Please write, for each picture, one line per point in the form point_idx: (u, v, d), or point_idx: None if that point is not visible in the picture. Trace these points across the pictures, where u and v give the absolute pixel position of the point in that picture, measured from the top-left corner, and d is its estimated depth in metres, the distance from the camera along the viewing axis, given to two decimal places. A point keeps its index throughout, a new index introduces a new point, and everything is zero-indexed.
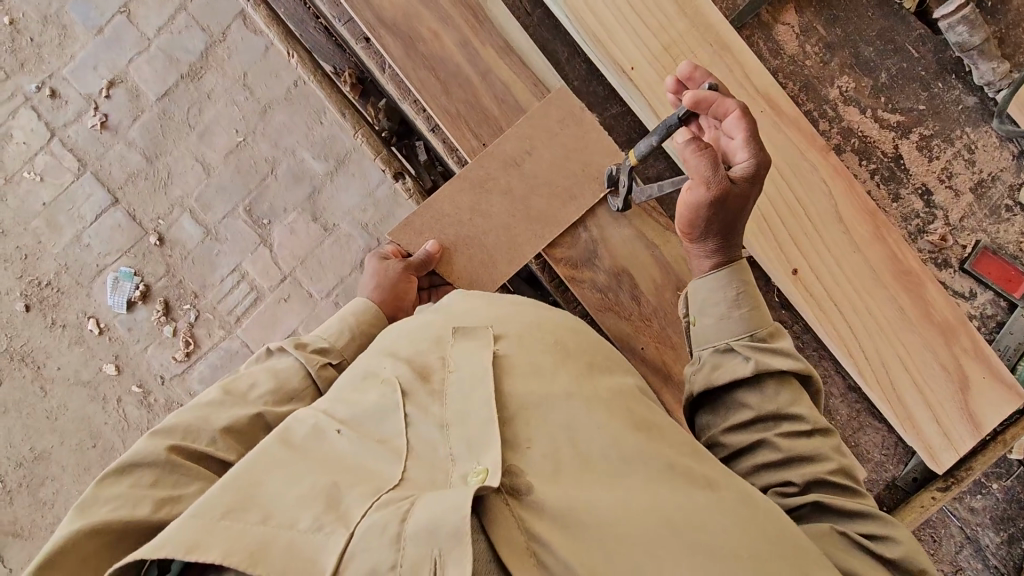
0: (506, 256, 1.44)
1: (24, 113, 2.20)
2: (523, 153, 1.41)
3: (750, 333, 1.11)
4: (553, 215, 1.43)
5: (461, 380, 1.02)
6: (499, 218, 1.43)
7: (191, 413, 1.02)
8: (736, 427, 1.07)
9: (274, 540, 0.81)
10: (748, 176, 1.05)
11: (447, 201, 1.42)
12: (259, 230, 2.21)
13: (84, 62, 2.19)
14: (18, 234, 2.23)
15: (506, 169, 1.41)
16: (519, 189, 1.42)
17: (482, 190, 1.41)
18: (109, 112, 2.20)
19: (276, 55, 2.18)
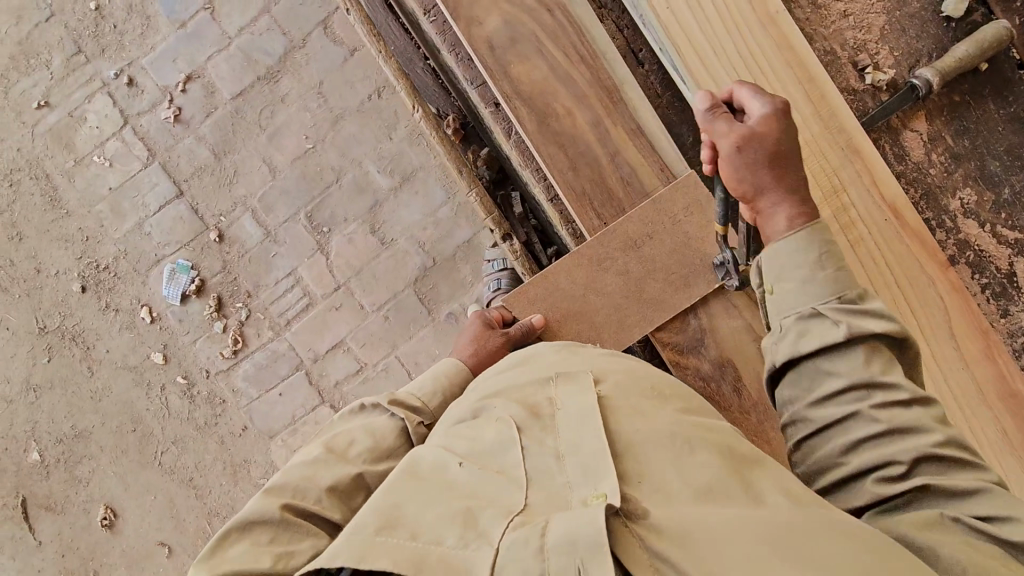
0: (612, 336, 1.42)
1: (101, 98, 2.23)
2: (643, 234, 1.39)
3: (838, 295, 0.94)
4: (665, 299, 1.40)
5: (569, 416, 0.96)
6: (610, 296, 1.42)
7: (297, 472, 0.99)
8: (825, 398, 0.92)
9: (424, 559, 0.78)
10: (772, 112, 0.97)
11: (562, 275, 1.43)
12: (317, 236, 2.23)
13: (163, 54, 2.22)
14: (81, 216, 2.26)
15: (623, 249, 1.39)
16: (634, 270, 1.40)
17: (599, 267, 1.41)
18: (183, 105, 2.22)
19: (354, 66, 2.19)
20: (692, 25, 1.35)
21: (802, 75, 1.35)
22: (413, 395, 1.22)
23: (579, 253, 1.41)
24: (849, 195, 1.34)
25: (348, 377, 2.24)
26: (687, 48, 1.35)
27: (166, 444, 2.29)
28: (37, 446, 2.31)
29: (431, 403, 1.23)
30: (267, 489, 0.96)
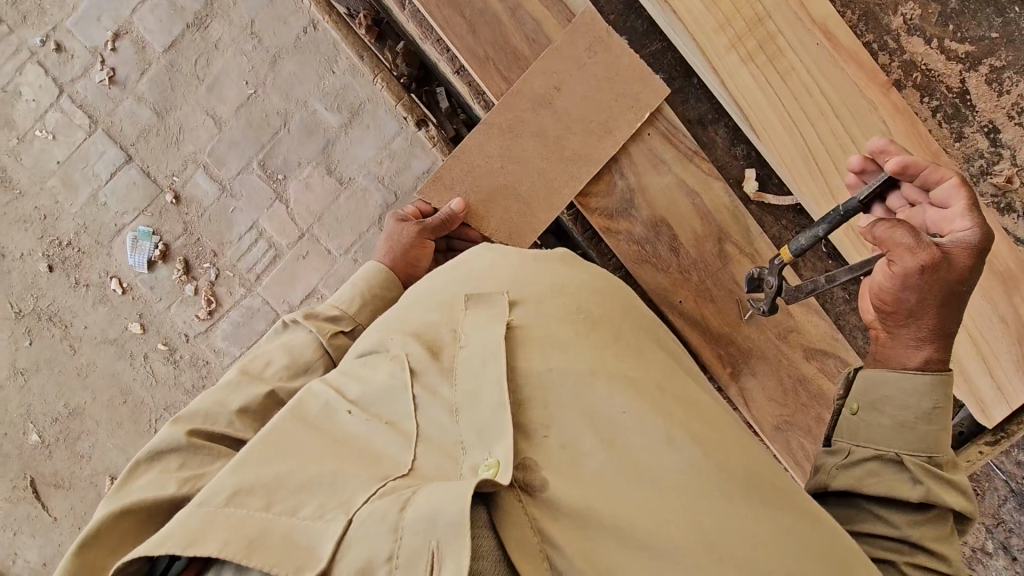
0: (541, 197, 1.50)
1: (31, 68, 2.15)
2: (551, 90, 1.46)
3: (927, 453, 1.01)
4: (586, 150, 1.48)
5: (473, 357, 0.95)
6: (530, 161, 1.49)
7: (210, 398, 1.13)
8: (864, 535, 1.00)
9: (273, 526, 0.82)
10: (973, 245, 1.00)
11: (478, 151, 1.49)
12: (274, 185, 2.17)
13: (86, 12, 2.11)
14: (36, 194, 2.22)
15: (536, 110, 1.47)
16: (551, 129, 1.47)
17: (512, 134, 1.48)
18: (116, 65, 2.13)
19: (284, 0, 2.08)
20: None
21: None
22: (334, 306, 1.35)
23: (494, 121, 1.48)
24: (775, 22, 1.35)
25: None
26: None
27: (158, 412, 2.31)
28: (36, 428, 2.34)
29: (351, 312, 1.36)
30: (175, 419, 1.09)
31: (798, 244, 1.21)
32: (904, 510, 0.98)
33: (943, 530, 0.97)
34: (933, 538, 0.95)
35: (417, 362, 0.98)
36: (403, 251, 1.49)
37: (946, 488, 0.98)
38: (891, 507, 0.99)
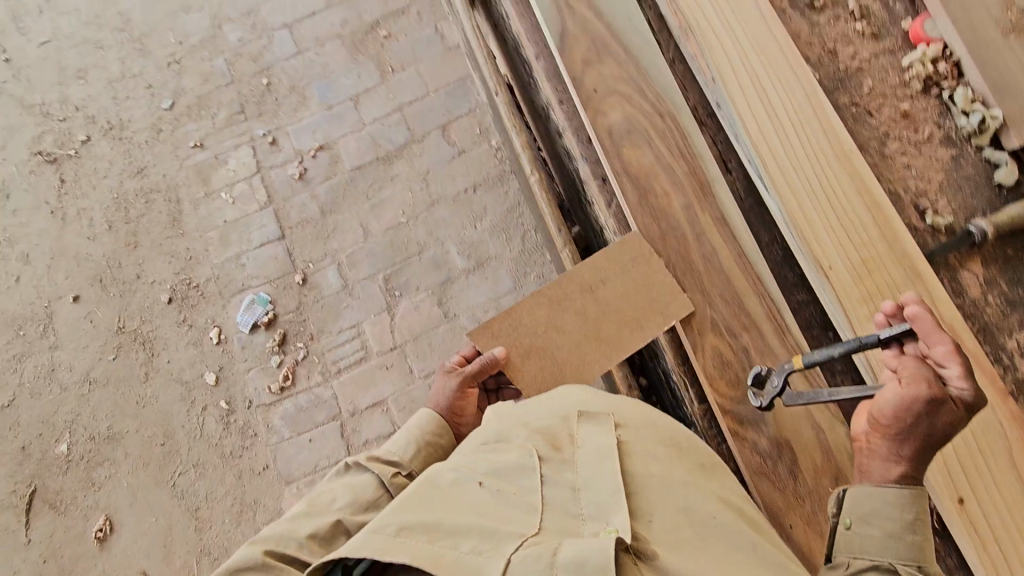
0: (572, 373, 1.19)
1: (245, 149, 2.63)
2: (596, 276, 1.20)
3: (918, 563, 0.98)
4: (627, 339, 1.17)
5: (591, 452, 1.06)
6: (564, 334, 1.21)
7: (281, 526, 1.21)
8: None
9: (442, 561, 0.90)
10: (965, 401, 0.95)
11: (517, 318, 1.22)
12: (388, 298, 2.41)
13: (307, 126, 2.65)
14: (193, 238, 2.54)
15: (577, 291, 1.20)
16: (590, 312, 1.20)
17: (556, 301, 1.21)
18: (310, 168, 2.59)
19: (459, 164, 2.54)
20: (793, 136, 1.18)
21: (869, 200, 1.15)
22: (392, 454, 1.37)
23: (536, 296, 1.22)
24: None
25: (380, 437, 2.27)
26: (774, 169, 1.16)
27: (186, 465, 2.30)
28: (69, 439, 2.35)
29: (409, 457, 1.38)
30: (252, 541, 1.18)
31: (812, 356, 1.01)
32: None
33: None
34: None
35: (542, 449, 1.06)
36: (449, 400, 1.49)
37: None
38: None
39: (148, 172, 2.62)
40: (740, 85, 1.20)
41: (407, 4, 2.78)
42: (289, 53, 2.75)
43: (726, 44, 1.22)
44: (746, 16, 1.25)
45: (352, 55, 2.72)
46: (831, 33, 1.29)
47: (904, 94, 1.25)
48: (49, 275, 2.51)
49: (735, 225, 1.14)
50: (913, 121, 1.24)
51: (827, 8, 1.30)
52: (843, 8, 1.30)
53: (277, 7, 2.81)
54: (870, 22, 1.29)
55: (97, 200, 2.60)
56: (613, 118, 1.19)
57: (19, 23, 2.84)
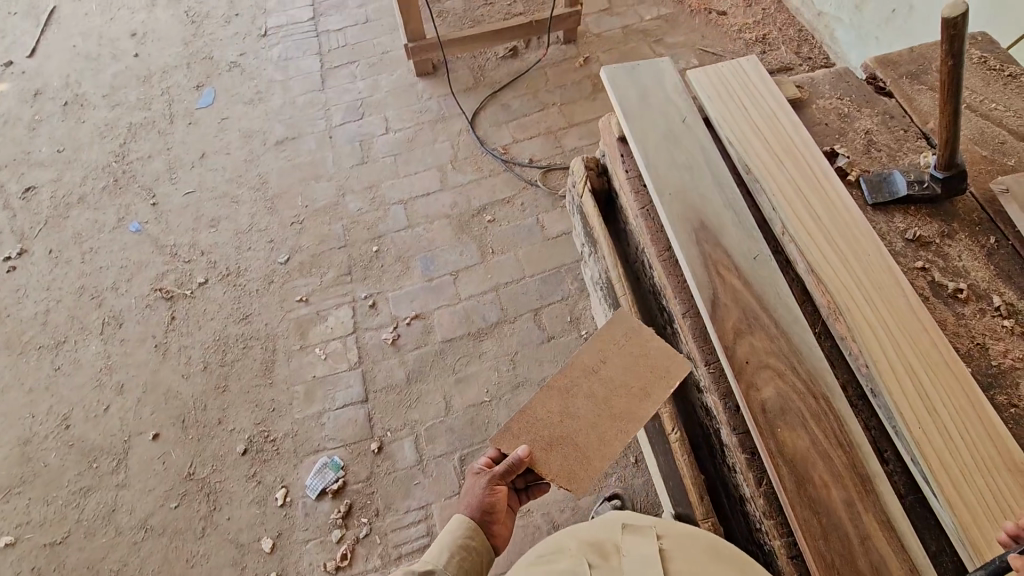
0: (597, 450, 1.30)
1: (345, 309, 2.79)
2: (597, 360, 1.38)
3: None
4: (637, 410, 1.31)
5: (635, 558, 1.19)
6: (581, 418, 1.33)
7: None
8: None
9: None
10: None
11: (531, 416, 1.35)
12: (462, 480, 2.34)
13: (407, 294, 2.80)
14: (279, 389, 2.59)
15: (583, 379, 1.36)
16: (601, 394, 1.34)
17: (567, 393, 1.36)
18: (403, 334, 2.70)
19: (547, 348, 2.60)
20: (958, 438, 1.15)
21: None
22: (426, 563, 1.40)
23: (546, 389, 1.37)
24: None
25: None
26: (942, 474, 1.12)
27: None
28: None
29: (441, 563, 1.39)
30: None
31: None
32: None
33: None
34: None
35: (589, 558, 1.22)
36: (478, 505, 1.44)
37: None
38: None
39: (252, 319, 2.77)
40: (896, 376, 1.22)
41: (512, 195, 3.07)
42: (401, 227, 3.02)
43: (878, 331, 1.27)
44: (895, 304, 1.30)
45: (457, 234, 2.98)
46: (978, 326, 1.33)
47: None
48: (137, 407, 2.57)
49: (904, 534, 1.08)
50: None
51: (971, 301, 1.36)
52: (988, 302, 1.35)
53: (397, 187, 3.16)
54: (1019, 320, 1.33)
55: (199, 339, 2.73)
56: (767, 395, 1.21)
57: (172, 174, 3.24)
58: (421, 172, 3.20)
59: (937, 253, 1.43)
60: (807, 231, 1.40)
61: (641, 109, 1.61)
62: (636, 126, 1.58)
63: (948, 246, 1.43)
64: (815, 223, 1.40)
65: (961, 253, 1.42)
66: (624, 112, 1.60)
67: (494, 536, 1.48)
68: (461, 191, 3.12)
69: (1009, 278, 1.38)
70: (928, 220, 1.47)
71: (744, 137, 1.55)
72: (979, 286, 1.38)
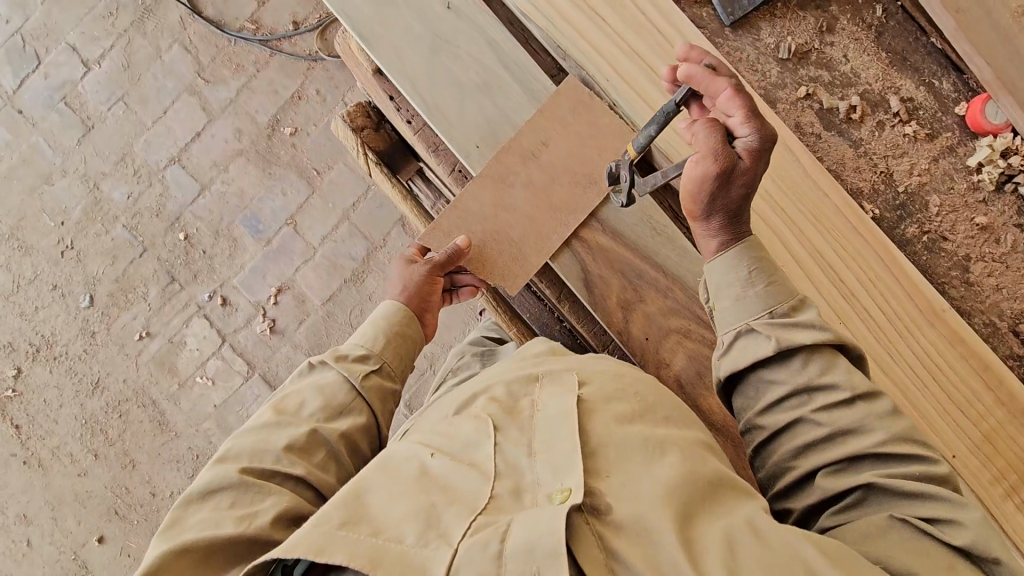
0: (534, 244, 1.03)
1: (197, 321, 2.32)
2: (537, 140, 1.02)
3: (768, 310, 0.81)
4: (579, 201, 1.02)
5: (549, 421, 0.84)
6: (518, 209, 1.03)
7: (249, 439, 0.94)
8: (810, 453, 0.76)
9: (382, 555, 0.66)
10: (757, 152, 0.76)
11: (463, 207, 1.03)
12: None
13: (253, 271, 2.31)
14: (190, 435, 2.31)
15: (521, 162, 1.02)
16: (542, 181, 1.03)
17: (502, 181, 1.02)
18: (276, 317, 2.30)
19: None
20: (876, 313, 1.03)
21: (976, 362, 1.03)
22: (359, 350, 1.09)
23: (481, 174, 1.02)
24: None
25: None
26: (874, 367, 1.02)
27: None
28: None
29: (378, 350, 1.10)
30: (220, 458, 0.90)
31: (637, 141, 0.89)
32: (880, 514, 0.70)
33: (915, 436, 0.73)
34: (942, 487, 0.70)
35: (493, 420, 0.86)
36: (413, 293, 1.16)
37: (861, 431, 0.73)
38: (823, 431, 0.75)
39: (105, 384, 2.34)
40: (800, 274, 1.03)
41: (300, 86, 2.30)
42: (193, 193, 2.32)
43: (775, 228, 1.03)
44: (787, 179, 1.04)
45: (264, 170, 2.31)
46: (879, 149, 1.09)
47: (976, 202, 1.08)
48: (59, 525, 2.33)
49: None
50: (994, 230, 1.09)
51: (867, 117, 1.09)
52: (885, 110, 1.09)
53: (152, 143, 2.32)
54: (919, 120, 1.09)
55: (66, 433, 2.34)
56: (679, 367, 1.03)
57: None
58: (171, 107, 2.31)
59: (820, 63, 1.09)
60: None
61: (379, 10, 1.01)
62: (384, 47, 1.02)
63: (830, 47, 1.09)
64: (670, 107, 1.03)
65: (845, 51, 1.09)
66: (358, 31, 1.01)
67: (428, 326, 1.23)
68: (235, 109, 2.31)
69: (904, 60, 1.09)
70: (800, 16, 1.08)
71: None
72: (873, 92, 1.09)
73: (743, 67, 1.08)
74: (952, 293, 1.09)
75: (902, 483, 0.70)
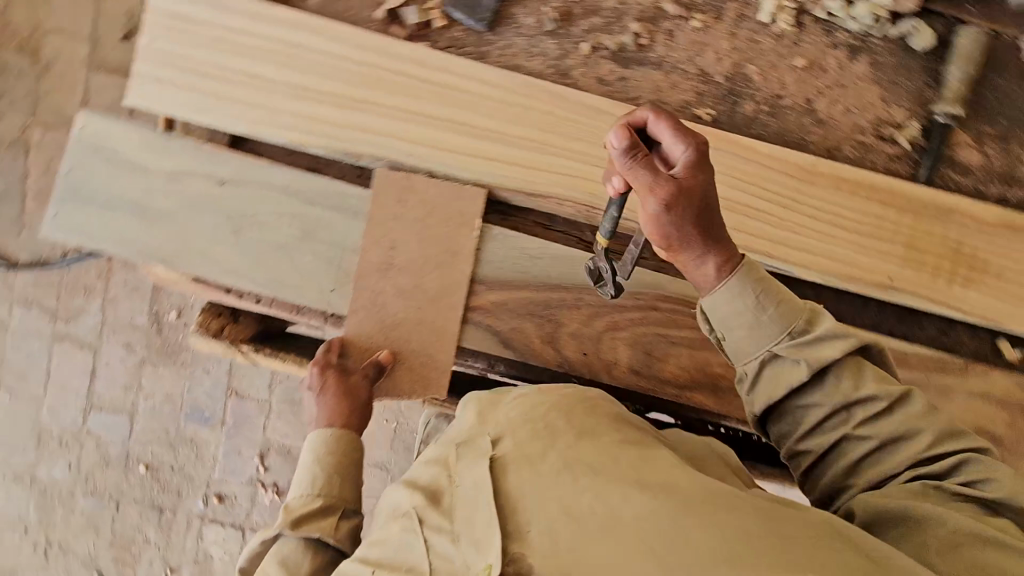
0: (436, 341, 0.97)
1: (208, 530, 2.14)
2: (384, 249, 0.96)
3: (787, 330, 0.76)
4: (454, 278, 0.98)
5: (469, 493, 0.69)
6: (402, 318, 0.97)
7: None
8: (807, 401, 0.77)
9: None
10: (693, 163, 0.66)
11: (352, 350, 0.96)
12: None
13: (227, 455, 2.15)
14: None
15: (382, 278, 0.96)
16: (411, 282, 0.97)
17: (376, 305, 0.96)
18: (276, 479, 2.13)
19: None
20: (757, 203, 1.05)
21: (862, 190, 1.06)
22: (308, 496, 0.83)
23: (350, 309, 0.96)
24: None
25: None
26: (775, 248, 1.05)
27: None
28: None
29: (339, 488, 0.84)
30: None
31: (607, 227, 0.78)
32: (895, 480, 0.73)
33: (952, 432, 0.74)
34: (903, 416, 0.74)
35: (415, 512, 0.71)
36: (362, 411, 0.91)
37: (864, 377, 0.76)
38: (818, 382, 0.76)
39: None
40: None
41: None
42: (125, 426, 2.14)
43: None
44: None
45: (176, 364, 2.13)
46: (683, 55, 1.08)
47: (790, 47, 1.10)
48: None
49: None
50: (816, 64, 1.11)
51: (656, 34, 1.07)
52: (667, 18, 1.07)
53: (56, 407, 2.13)
54: (700, 8, 1.09)
55: None
56: (625, 357, 1.03)
57: None
58: (47, 363, 2.11)
59: (588, 13, 1.06)
60: (485, 159, 0.99)
61: (162, 225, 0.95)
62: (190, 255, 0.95)
63: None
64: (481, 142, 0.98)
65: None
66: (154, 255, 0.95)
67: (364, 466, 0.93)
68: (111, 328, 2.11)
69: None
70: None
71: (304, 118, 0.97)
72: (646, 9, 1.07)
73: (524, 58, 1.05)
74: (813, 138, 1.11)
75: (936, 452, 0.73)
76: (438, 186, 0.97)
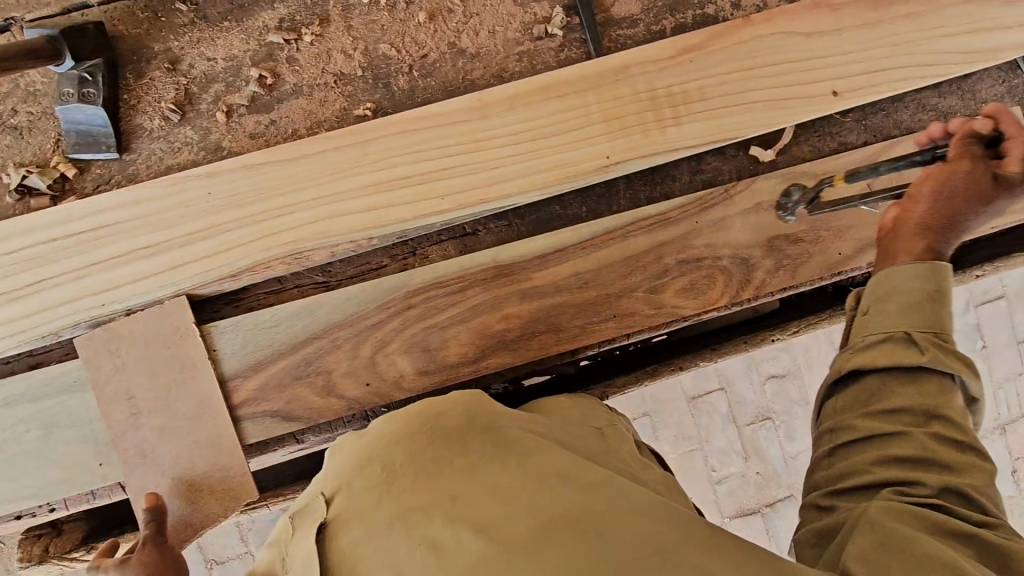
0: (219, 454, 0.98)
1: None
2: (125, 402, 0.97)
3: (935, 330, 0.78)
4: (202, 390, 0.98)
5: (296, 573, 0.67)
6: (175, 453, 0.97)
7: None
8: (884, 416, 0.75)
9: None
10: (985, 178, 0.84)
11: (147, 505, 0.96)
12: None
13: None
14: None
15: (137, 429, 0.97)
16: (166, 416, 0.97)
17: (146, 453, 0.97)
18: None
19: None
20: (446, 164, 1.03)
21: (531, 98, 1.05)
22: None
23: (125, 472, 0.96)
24: None
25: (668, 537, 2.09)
26: (483, 194, 1.04)
27: None
28: None
29: None
30: None
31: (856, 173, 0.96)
32: (913, 480, 0.70)
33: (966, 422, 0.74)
34: (970, 435, 0.73)
35: None
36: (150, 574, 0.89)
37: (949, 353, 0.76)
38: (907, 377, 0.76)
39: None
40: (364, 216, 1.01)
41: None
42: None
43: (323, 217, 1.01)
44: (276, 179, 1.01)
45: None
46: (312, 73, 1.06)
47: (405, 10, 1.08)
48: None
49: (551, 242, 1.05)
50: (439, 12, 1.08)
51: (276, 68, 1.05)
52: (278, 49, 1.05)
53: None
54: (303, 23, 1.06)
55: None
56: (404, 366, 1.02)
57: None
58: None
59: (203, 86, 1.04)
60: (171, 270, 0.98)
61: None
62: None
63: (191, 68, 1.04)
64: (160, 258, 0.98)
65: (203, 56, 1.04)
66: None
67: None
68: None
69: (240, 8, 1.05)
70: (146, 83, 1.03)
71: None
72: (256, 53, 1.05)
73: (168, 160, 1.03)
74: (475, 76, 1.09)
75: (955, 445, 0.72)
76: (140, 318, 0.97)
